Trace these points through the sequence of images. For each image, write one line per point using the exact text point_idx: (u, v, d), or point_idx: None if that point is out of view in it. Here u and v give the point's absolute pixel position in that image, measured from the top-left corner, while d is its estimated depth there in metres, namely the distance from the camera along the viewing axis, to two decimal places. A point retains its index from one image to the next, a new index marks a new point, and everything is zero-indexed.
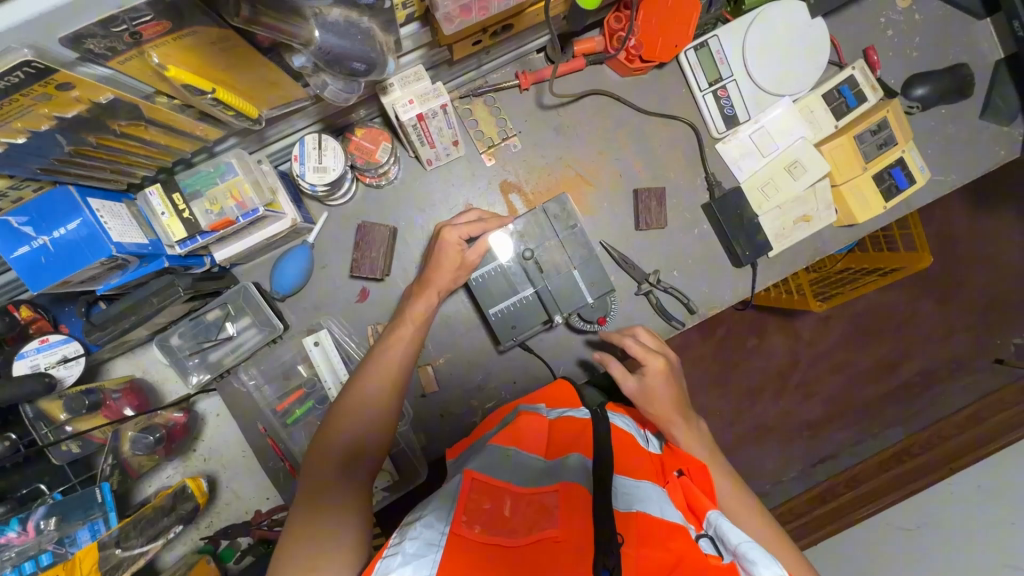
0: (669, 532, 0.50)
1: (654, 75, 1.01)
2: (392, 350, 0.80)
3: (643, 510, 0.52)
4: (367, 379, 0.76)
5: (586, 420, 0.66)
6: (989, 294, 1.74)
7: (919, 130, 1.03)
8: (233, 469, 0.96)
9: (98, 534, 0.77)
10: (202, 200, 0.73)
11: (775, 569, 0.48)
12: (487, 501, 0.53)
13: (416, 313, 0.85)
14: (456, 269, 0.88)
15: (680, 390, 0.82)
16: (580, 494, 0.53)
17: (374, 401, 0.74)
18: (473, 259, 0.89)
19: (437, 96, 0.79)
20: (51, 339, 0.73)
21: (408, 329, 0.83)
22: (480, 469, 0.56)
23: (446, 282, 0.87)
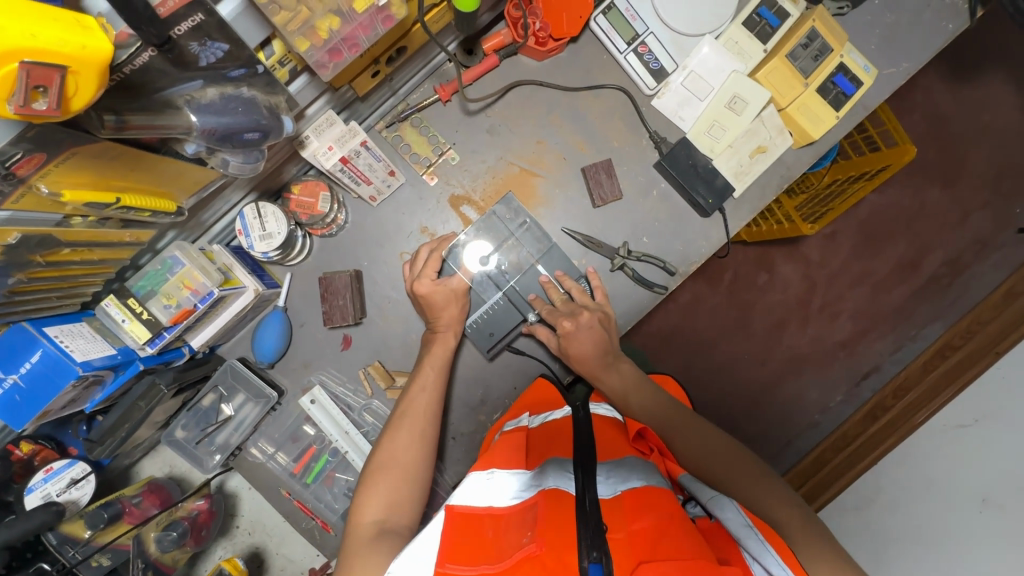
0: (644, 508, 0.57)
1: (572, 50, 0.99)
2: (416, 399, 0.83)
3: (627, 488, 0.61)
4: (399, 430, 0.80)
5: (563, 424, 0.77)
6: (993, 166, 1.67)
7: (858, 28, 0.99)
8: (277, 536, 1.13)
9: None
10: (157, 298, 0.75)
11: (737, 513, 0.59)
12: (469, 530, 0.58)
13: (434, 360, 0.87)
14: (434, 301, 0.88)
15: (609, 341, 0.87)
16: (557, 503, 0.57)
17: (409, 452, 0.78)
18: (447, 287, 0.89)
19: (354, 135, 0.79)
20: (55, 466, 0.75)
21: (428, 375, 0.86)
22: (459, 501, 0.62)
23: (430, 319, 0.90)
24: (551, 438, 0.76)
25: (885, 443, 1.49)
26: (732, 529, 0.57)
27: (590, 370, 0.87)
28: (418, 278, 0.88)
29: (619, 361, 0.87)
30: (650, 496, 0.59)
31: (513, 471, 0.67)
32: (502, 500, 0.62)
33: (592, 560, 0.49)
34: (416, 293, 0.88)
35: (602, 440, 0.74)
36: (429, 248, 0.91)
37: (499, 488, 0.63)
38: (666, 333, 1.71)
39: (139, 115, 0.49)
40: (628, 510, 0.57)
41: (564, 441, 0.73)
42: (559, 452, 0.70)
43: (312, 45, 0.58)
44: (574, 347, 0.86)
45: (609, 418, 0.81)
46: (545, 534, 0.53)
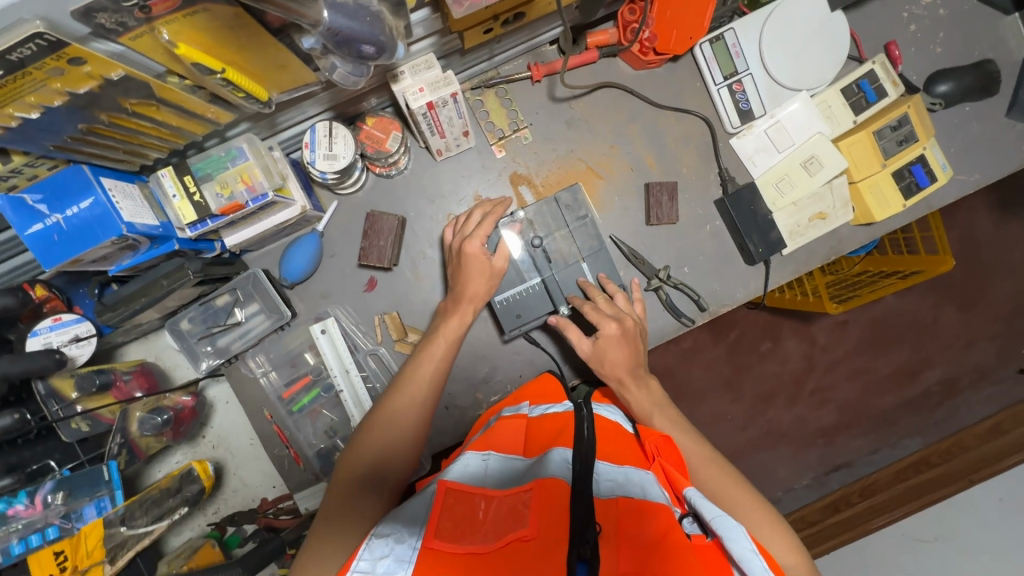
0: (638, 520, 0.56)
1: (668, 68, 1.00)
2: (425, 363, 0.79)
3: (625, 496, 0.59)
4: (400, 394, 0.76)
5: (564, 416, 0.74)
6: (1013, 302, 1.69)
7: (941, 127, 1.00)
8: (239, 457, 1.11)
9: (105, 511, 0.74)
10: (213, 183, 0.74)
11: (744, 542, 0.55)
12: (459, 507, 0.59)
13: (449, 332, 0.83)
14: (487, 277, 0.86)
15: (638, 350, 0.86)
16: (555, 495, 0.57)
17: (406, 420, 0.74)
18: (499, 264, 0.86)
19: (449, 83, 0.78)
20: (64, 318, 0.74)
21: (439, 348, 0.81)
22: (453, 478, 0.62)
23: (479, 292, 0.86)
24: (553, 428, 0.72)
25: (842, 536, 1.50)
26: (735, 552, 0.54)
27: (618, 376, 0.83)
28: (469, 238, 0.86)
29: (647, 377, 0.84)
30: (646, 506, 0.57)
31: (512, 458, 0.68)
32: (494, 484, 0.63)
33: (582, 559, 0.50)
34: (463, 251, 0.86)
35: (605, 441, 0.70)
36: (482, 212, 0.90)
37: (491, 471, 0.65)
38: (660, 372, 1.71)
39: None
40: (624, 518, 0.56)
41: (567, 433, 0.69)
42: (562, 442, 0.67)
43: None
44: (610, 350, 0.84)
45: (613, 424, 0.75)
46: (538, 521, 0.55)
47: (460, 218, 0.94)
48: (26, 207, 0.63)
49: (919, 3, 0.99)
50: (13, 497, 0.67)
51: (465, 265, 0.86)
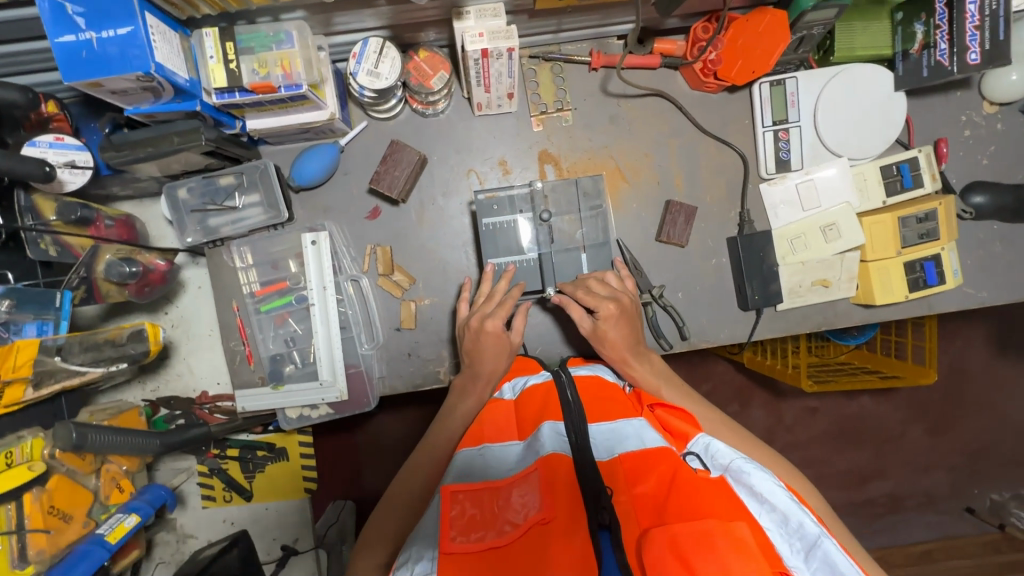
0: (647, 469, 0.58)
1: (723, 97, 1.00)
2: (443, 428, 0.79)
3: (625, 450, 0.60)
4: (418, 470, 0.76)
5: (541, 385, 0.72)
6: (980, 439, 1.70)
7: (965, 237, 1.00)
8: (194, 343, 1.10)
9: (44, 335, 0.70)
10: (251, 59, 0.74)
11: (760, 475, 0.60)
12: (470, 507, 0.59)
13: (467, 409, 0.79)
14: (501, 354, 0.81)
15: (635, 328, 0.84)
16: (559, 471, 0.57)
17: (420, 500, 0.73)
18: (516, 341, 0.83)
19: (508, 36, 0.77)
20: (67, 140, 0.73)
21: (456, 423, 0.79)
22: (455, 482, 0.61)
23: (494, 369, 0.80)
24: (535, 404, 0.69)
25: None
26: (758, 487, 0.59)
27: (619, 355, 0.81)
28: (487, 317, 0.81)
29: (649, 353, 0.83)
30: (650, 454, 0.59)
31: (508, 443, 0.68)
32: (497, 473, 0.62)
33: (602, 525, 0.53)
34: (479, 331, 0.81)
35: (593, 400, 0.69)
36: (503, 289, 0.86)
37: (489, 462, 0.64)
38: None
39: None
40: (630, 473, 0.58)
41: (549, 402, 0.67)
42: (548, 415, 0.65)
43: None
44: (610, 331, 0.81)
45: (595, 378, 0.74)
46: (551, 501, 0.55)
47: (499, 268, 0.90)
48: (64, 15, 0.63)
49: (981, 111, 0.99)
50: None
51: (474, 346, 0.82)
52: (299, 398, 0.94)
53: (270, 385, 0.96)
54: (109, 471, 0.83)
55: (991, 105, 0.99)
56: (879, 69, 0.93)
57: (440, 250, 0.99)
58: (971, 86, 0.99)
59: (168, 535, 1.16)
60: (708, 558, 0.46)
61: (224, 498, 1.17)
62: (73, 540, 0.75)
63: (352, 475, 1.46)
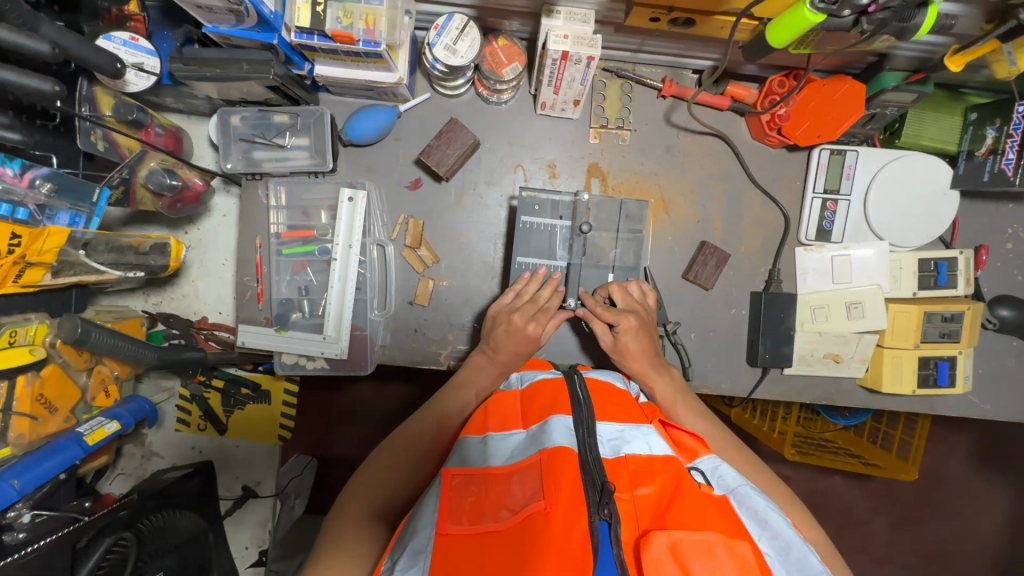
0: (651, 474, 0.57)
1: (781, 153, 1.00)
2: (456, 392, 0.80)
3: (632, 452, 0.59)
4: (423, 428, 0.76)
5: (553, 382, 0.71)
6: (940, 546, 1.70)
7: (982, 347, 1.01)
8: (205, 268, 1.10)
9: (76, 227, 0.70)
10: (338, 6, 0.73)
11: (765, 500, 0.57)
12: (469, 491, 0.58)
13: (482, 385, 0.82)
14: (525, 346, 0.82)
15: (652, 340, 0.85)
16: (566, 462, 0.56)
17: (426, 449, 0.74)
18: (541, 338, 0.84)
19: (591, 45, 0.78)
20: (141, 42, 0.74)
21: (467, 396, 0.80)
22: (457, 465, 0.61)
23: (515, 358, 0.82)
24: (545, 398, 0.68)
25: None
26: (759, 510, 0.55)
27: (640, 367, 0.82)
28: (514, 310, 0.84)
29: (669, 367, 0.84)
30: (654, 460, 0.58)
31: (511, 433, 0.65)
32: (498, 460, 0.61)
33: (602, 518, 0.52)
34: (508, 322, 0.83)
35: (604, 403, 0.68)
36: (540, 290, 0.87)
37: (492, 450, 0.62)
38: None
39: None
40: (633, 474, 0.57)
41: (561, 398, 0.67)
42: (558, 409, 0.64)
43: None
44: (630, 342, 0.82)
45: (606, 383, 0.74)
46: (552, 491, 0.54)
47: (527, 269, 0.90)
48: None
49: None
50: (7, 160, 0.63)
51: (499, 340, 0.82)
52: (298, 345, 0.94)
53: (274, 327, 0.96)
54: (100, 373, 0.83)
55: None
56: (940, 164, 0.94)
57: (470, 236, 0.99)
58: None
59: (135, 449, 1.16)
60: (707, 564, 0.45)
61: (198, 425, 1.17)
62: (52, 433, 0.75)
63: (324, 433, 1.46)
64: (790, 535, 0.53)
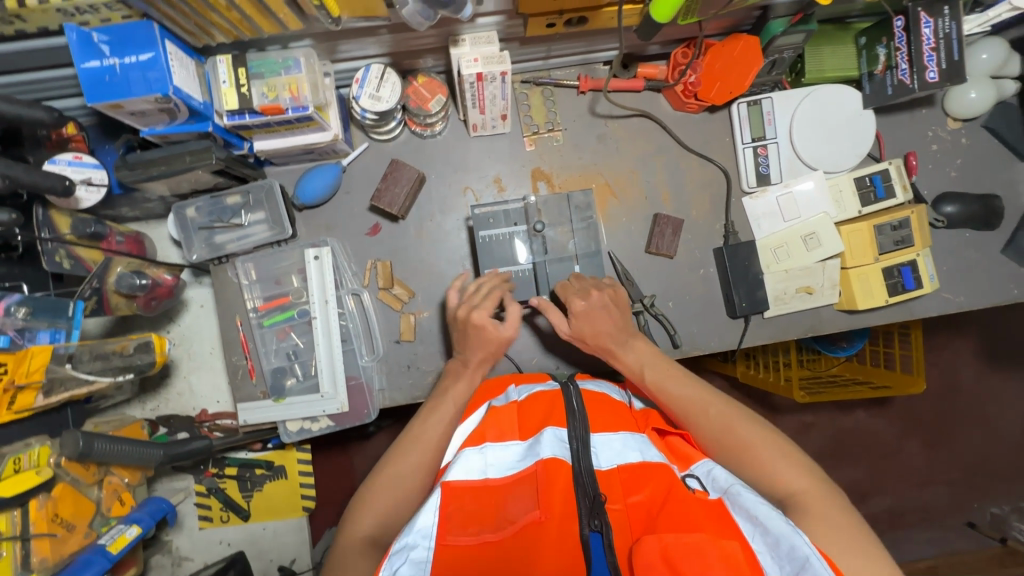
0: (643, 481, 0.60)
1: (704, 117, 1.06)
2: (451, 396, 0.80)
3: (626, 462, 0.62)
4: (423, 431, 0.75)
5: (552, 393, 0.74)
6: (976, 454, 1.71)
7: (939, 245, 1.06)
8: (194, 362, 1.12)
9: (57, 342, 0.72)
10: (262, 83, 0.79)
11: (759, 496, 0.58)
12: (468, 500, 0.61)
13: (456, 394, 0.80)
14: (493, 344, 0.82)
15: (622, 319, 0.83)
16: (560, 477, 0.60)
17: (432, 450, 0.73)
18: (507, 334, 0.82)
19: (501, 62, 0.83)
20: (85, 159, 0.78)
21: (448, 410, 0.77)
22: (455, 475, 0.63)
23: (484, 355, 0.82)
24: (541, 407, 0.71)
25: None
26: (747, 505, 0.56)
27: (601, 343, 0.82)
28: (475, 309, 0.83)
29: (635, 339, 0.82)
30: (641, 466, 0.62)
31: (508, 443, 0.68)
32: (496, 472, 0.64)
33: (593, 528, 0.56)
34: (470, 322, 0.82)
35: (595, 410, 0.71)
36: (489, 285, 0.88)
37: (491, 461, 0.65)
38: None
39: None
40: (626, 483, 0.61)
41: (555, 410, 0.69)
42: (552, 420, 0.67)
43: None
44: (590, 325, 0.82)
45: (601, 393, 0.76)
46: (548, 501, 0.59)
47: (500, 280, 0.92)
48: (91, 43, 0.68)
49: (945, 126, 1.06)
50: None
51: (466, 337, 0.83)
52: (299, 409, 0.96)
53: (272, 398, 0.98)
54: (111, 483, 0.84)
55: (954, 121, 1.06)
56: (849, 89, 1.00)
57: (438, 263, 1.02)
58: (934, 104, 1.06)
59: (163, 558, 1.14)
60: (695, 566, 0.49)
61: (221, 518, 1.16)
62: (74, 551, 0.76)
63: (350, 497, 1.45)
64: (779, 523, 0.54)
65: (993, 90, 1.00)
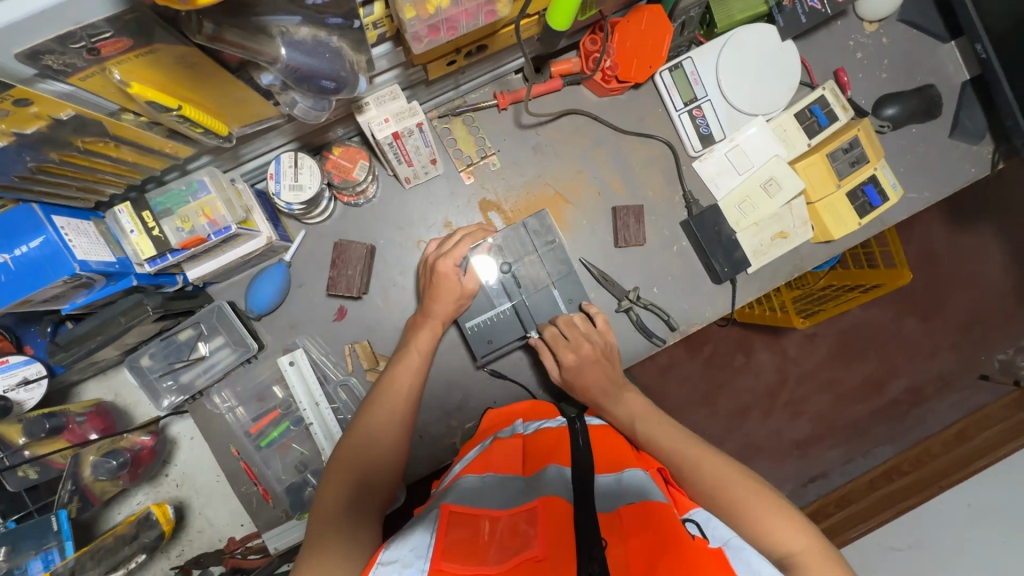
0: (646, 519, 0.55)
1: (631, 95, 1.03)
2: (397, 380, 0.81)
3: (627, 503, 0.59)
4: (377, 413, 0.77)
5: (561, 429, 0.75)
6: (972, 309, 1.71)
7: (891, 148, 1.05)
8: (205, 495, 1.06)
9: (52, 564, 0.75)
10: (173, 218, 0.72)
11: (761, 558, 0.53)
12: (461, 534, 0.55)
13: (421, 343, 0.85)
14: (457, 299, 0.87)
15: (614, 370, 0.86)
16: (560, 510, 0.56)
17: (392, 430, 0.76)
18: (471, 286, 0.88)
19: (413, 114, 0.78)
20: (12, 361, 0.73)
21: (413, 359, 0.83)
22: (455, 502, 0.60)
23: (448, 312, 0.87)
24: (547, 444, 0.72)
25: None
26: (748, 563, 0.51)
27: (596, 399, 0.85)
28: (442, 257, 0.87)
29: (624, 391, 0.85)
30: (646, 508, 0.57)
31: (510, 476, 0.67)
32: (495, 506, 0.60)
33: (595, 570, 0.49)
34: (437, 270, 0.87)
35: (599, 447, 0.72)
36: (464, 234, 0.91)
37: (491, 494, 0.63)
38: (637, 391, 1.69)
39: (233, 31, 0.49)
40: (628, 523, 0.56)
41: (561, 447, 0.70)
42: (556, 459, 0.67)
43: (417, 16, 0.56)
44: (581, 377, 0.86)
45: (605, 429, 0.78)
46: (543, 539, 0.53)
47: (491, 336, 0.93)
48: None
49: (863, 32, 1.05)
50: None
51: (434, 286, 0.87)
52: None
53: (296, 516, 0.93)
54: None
55: (870, 24, 1.05)
56: (764, 25, 0.97)
57: None
58: (847, 14, 1.04)
59: None
60: None
61: None
62: None
63: None
64: None
65: None
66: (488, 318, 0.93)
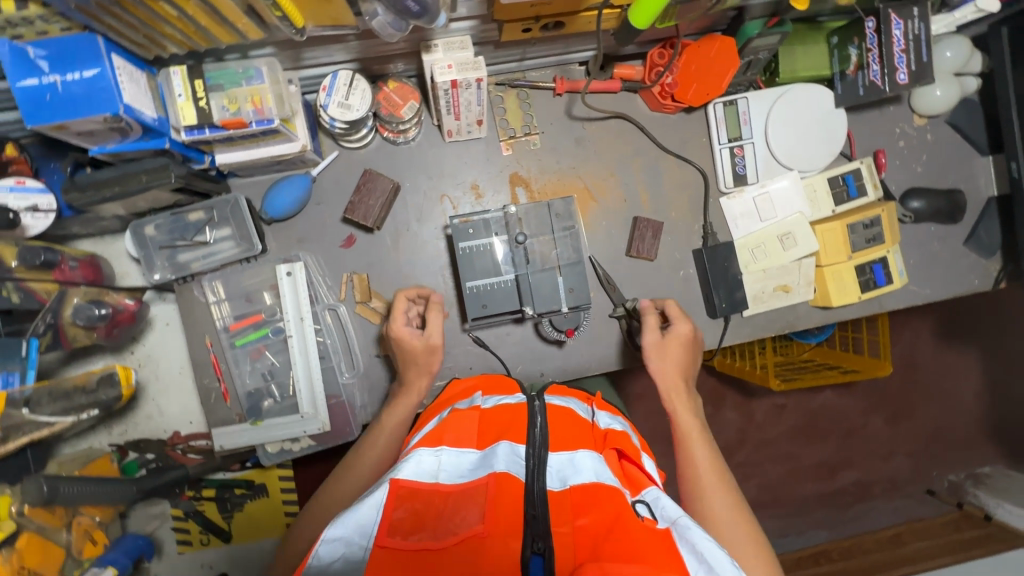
0: (589, 504, 0.56)
1: (681, 117, 1.05)
2: (386, 428, 0.81)
3: (575, 482, 0.59)
4: (370, 449, 0.79)
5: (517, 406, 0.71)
6: (937, 423, 1.75)
7: (907, 239, 1.09)
8: (162, 382, 1.06)
9: (10, 387, 0.72)
10: (221, 95, 0.73)
11: (706, 539, 0.53)
12: (412, 507, 0.57)
13: (404, 406, 0.83)
14: (421, 354, 0.85)
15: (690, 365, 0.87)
16: (507, 491, 0.57)
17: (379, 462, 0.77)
18: (431, 344, 0.85)
19: (476, 68, 0.80)
20: (28, 184, 0.76)
21: (398, 417, 0.82)
22: (406, 475, 0.60)
23: (420, 374, 0.85)
24: (504, 420, 0.68)
25: None
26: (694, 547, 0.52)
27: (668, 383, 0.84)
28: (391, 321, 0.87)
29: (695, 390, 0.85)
30: (593, 491, 0.57)
31: (465, 450, 0.64)
32: (448, 478, 0.61)
33: (535, 551, 0.52)
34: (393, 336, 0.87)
35: (559, 424, 0.68)
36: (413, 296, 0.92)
37: (446, 464, 0.62)
38: None
39: None
40: (574, 505, 0.57)
41: (516, 425, 0.67)
42: (508, 434, 0.65)
43: None
44: (673, 351, 0.86)
45: (566, 409, 0.72)
46: (493, 517, 0.55)
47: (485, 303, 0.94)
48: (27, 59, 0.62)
49: (912, 123, 1.08)
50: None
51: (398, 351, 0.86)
52: (277, 431, 0.92)
53: (248, 421, 0.94)
54: (81, 525, 0.87)
55: (919, 118, 1.09)
56: (815, 85, 1.01)
57: (417, 275, 0.99)
58: (902, 101, 1.08)
59: None
60: None
61: (200, 541, 1.11)
62: None
63: None
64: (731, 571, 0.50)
65: (956, 88, 1.03)
66: (491, 283, 0.93)
